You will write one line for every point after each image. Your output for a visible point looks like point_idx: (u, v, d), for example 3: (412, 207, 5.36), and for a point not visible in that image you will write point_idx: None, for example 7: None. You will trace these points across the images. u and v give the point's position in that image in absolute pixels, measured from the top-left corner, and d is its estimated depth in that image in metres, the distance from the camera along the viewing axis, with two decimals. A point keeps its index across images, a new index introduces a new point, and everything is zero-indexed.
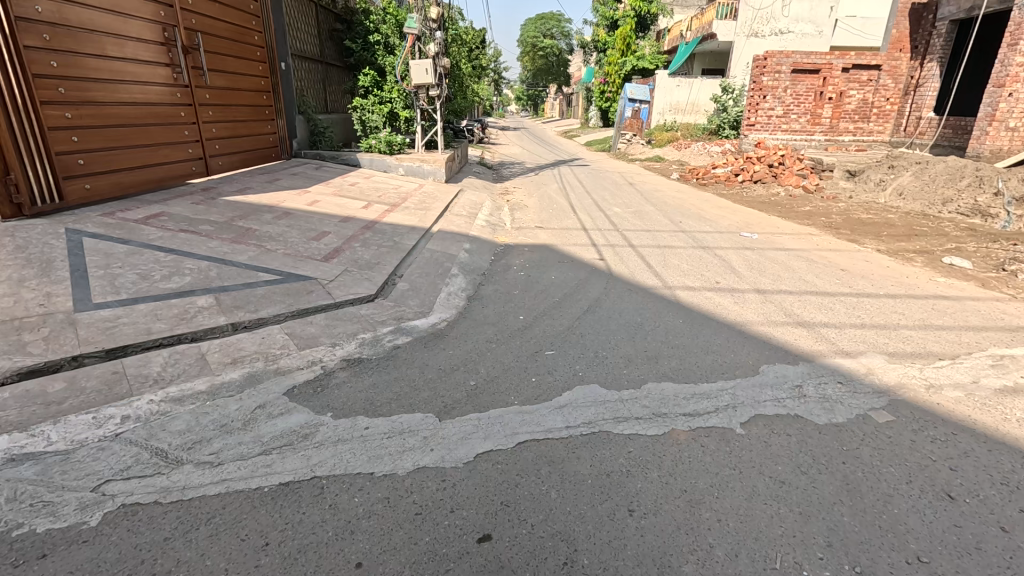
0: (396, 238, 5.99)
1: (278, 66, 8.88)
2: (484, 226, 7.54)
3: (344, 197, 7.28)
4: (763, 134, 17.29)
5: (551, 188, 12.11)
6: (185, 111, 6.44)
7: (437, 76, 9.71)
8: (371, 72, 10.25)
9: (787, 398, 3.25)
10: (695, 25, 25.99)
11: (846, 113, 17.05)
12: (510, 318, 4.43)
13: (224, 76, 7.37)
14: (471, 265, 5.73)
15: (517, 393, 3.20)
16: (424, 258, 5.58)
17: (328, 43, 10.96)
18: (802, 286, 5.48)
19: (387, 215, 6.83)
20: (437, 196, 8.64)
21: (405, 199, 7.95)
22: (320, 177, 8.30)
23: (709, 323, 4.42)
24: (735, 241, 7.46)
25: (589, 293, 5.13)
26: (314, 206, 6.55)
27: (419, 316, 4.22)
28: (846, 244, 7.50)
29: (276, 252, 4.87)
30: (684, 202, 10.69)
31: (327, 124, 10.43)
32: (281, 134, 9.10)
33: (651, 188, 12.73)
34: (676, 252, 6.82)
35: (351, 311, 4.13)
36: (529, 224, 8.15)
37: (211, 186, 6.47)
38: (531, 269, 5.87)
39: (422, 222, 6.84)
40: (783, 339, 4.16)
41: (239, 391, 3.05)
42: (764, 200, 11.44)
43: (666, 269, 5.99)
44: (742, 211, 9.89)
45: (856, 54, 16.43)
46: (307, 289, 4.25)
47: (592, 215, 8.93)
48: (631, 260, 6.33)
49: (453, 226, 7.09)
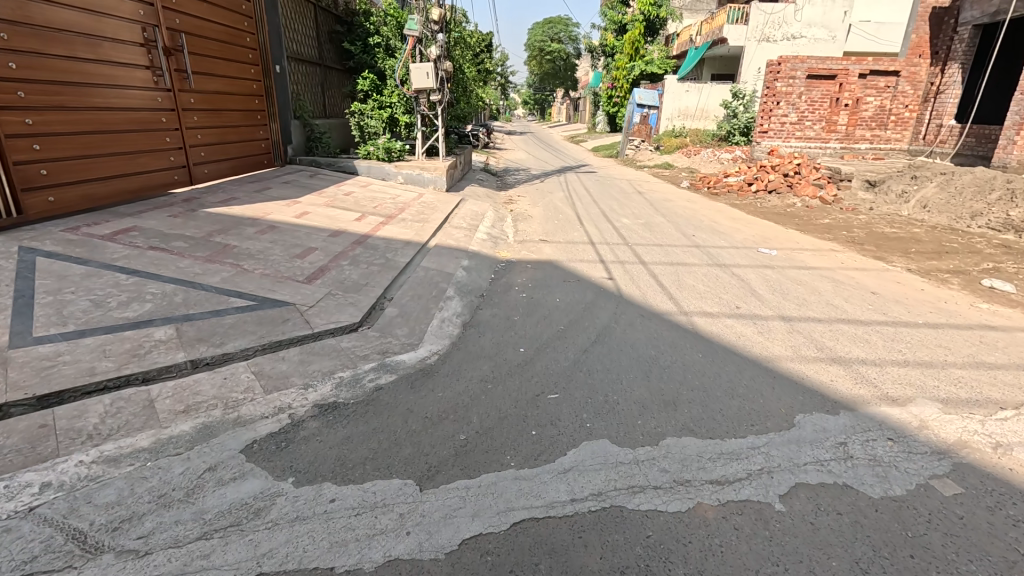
0: (388, 254, 5.56)
1: (272, 69, 8.50)
2: (485, 239, 7.10)
3: (336, 209, 6.87)
4: (776, 141, 16.79)
5: (557, 196, 11.66)
6: (166, 116, 6.06)
7: (438, 80, 9.31)
8: (370, 76, 9.83)
9: (831, 461, 2.77)
10: (706, 29, 25.45)
11: (862, 121, 16.52)
12: (510, 349, 3.98)
13: (212, 79, 6.99)
14: (469, 285, 5.29)
15: (514, 452, 2.74)
16: (418, 277, 5.14)
17: (328, 45, 10.59)
18: (831, 312, 4.99)
19: (381, 228, 6.40)
20: (437, 206, 8.23)
21: (402, 210, 7.52)
22: (314, 185, 7.90)
23: (733, 359, 3.94)
24: (753, 258, 6.99)
25: (598, 319, 4.66)
26: (302, 218, 6.14)
27: (406, 349, 3.77)
28: (872, 262, 7.00)
29: (253, 272, 4.45)
30: (696, 213, 10.21)
31: (325, 130, 10.05)
32: (274, 140, 8.71)
33: (661, 197, 12.26)
34: (691, 270, 6.34)
35: (330, 343, 3.69)
36: (533, 237, 7.71)
37: (194, 197, 6.07)
38: (534, 289, 5.41)
39: (419, 235, 6.41)
40: (817, 380, 3.67)
41: (187, 448, 2.61)
42: (780, 211, 10.96)
43: (681, 290, 5.51)
44: (757, 223, 9.41)
45: (873, 60, 15.88)
46: (283, 318, 3.82)
47: (600, 227, 8.48)
48: (642, 280, 5.85)
49: (451, 240, 6.66)
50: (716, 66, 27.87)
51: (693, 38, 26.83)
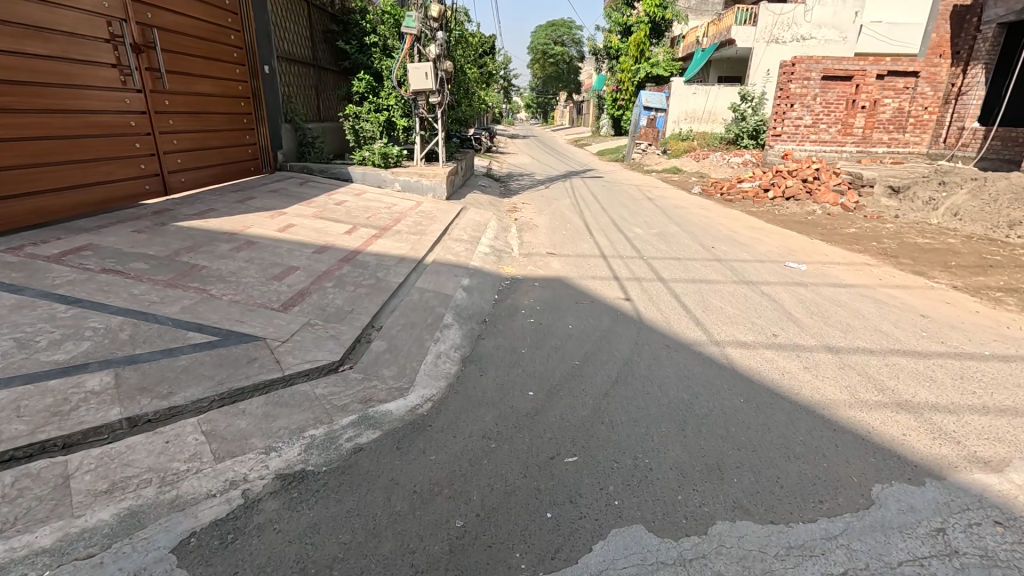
0: (380, 273, 4.97)
1: (260, 68, 7.95)
2: (488, 253, 6.52)
3: (325, 220, 6.29)
4: (789, 145, 16.20)
5: (563, 203, 11.07)
6: (136, 120, 5.50)
7: (437, 80, 8.74)
8: (367, 77, 9.24)
9: (932, 559, 2.16)
10: (713, 31, 24.90)
11: (879, 123, 15.92)
12: (517, 393, 3.38)
13: (190, 78, 6.45)
14: (470, 309, 4.69)
15: (525, 548, 2.14)
16: (412, 301, 4.55)
17: (322, 45, 10.05)
18: (882, 341, 4.38)
19: (373, 242, 5.82)
20: (436, 215, 7.64)
21: (398, 220, 6.95)
22: (303, 194, 7.33)
23: (781, 405, 3.33)
24: (781, 274, 6.38)
25: (618, 350, 4.05)
26: (286, 232, 5.56)
27: (394, 396, 3.17)
28: (912, 278, 6.38)
29: (221, 298, 3.86)
30: (712, 222, 9.60)
31: (318, 134, 9.48)
32: (262, 145, 8.15)
33: (673, 204, 11.66)
34: (715, 289, 5.73)
35: (303, 390, 3.09)
36: (539, 249, 7.12)
37: (167, 208, 5.50)
38: (544, 313, 4.80)
39: (415, 250, 5.83)
40: (888, 435, 3.05)
41: (102, 547, 1.99)
42: (800, 219, 10.36)
43: (709, 314, 4.89)
44: (779, 233, 8.81)
45: (892, 60, 15.28)
46: (249, 357, 3.23)
47: (611, 238, 7.89)
48: (664, 301, 5.24)
49: (451, 254, 6.07)
50: (723, 68, 27.28)
51: (700, 39, 26.27)
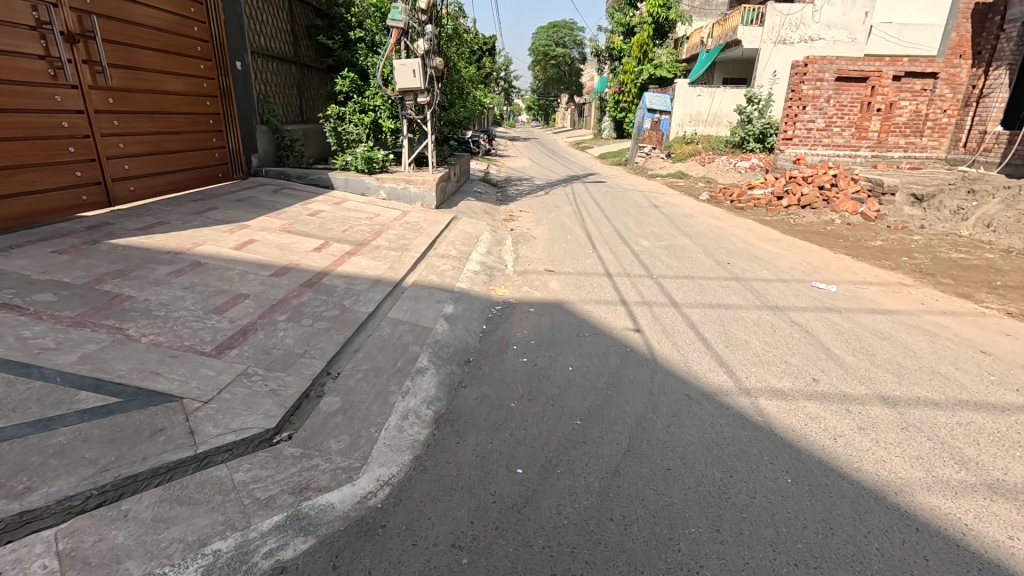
0: (347, 301, 4.23)
1: (230, 64, 7.23)
2: (478, 272, 5.78)
3: (294, 235, 5.56)
4: (801, 149, 15.37)
5: (564, 211, 10.34)
6: (70, 120, 4.78)
7: (426, 78, 8.02)
8: (351, 75, 8.55)
9: None
10: (718, 31, 24.18)
11: (895, 127, 15.19)
12: (502, 471, 2.63)
13: (141, 74, 5.74)
14: (451, 345, 3.96)
15: None
16: (381, 338, 3.81)
17: (305, 41, 9.35)
18: (948, 390, 3.63)
19: (345, 262, 5.09)
20: (423, 227, 6.91)
21: (379, 233, 6.22)
22: (275, 203, 6.61)
23: (842, 490, 2.58)
24: (809, 297, 5.63)
25: (629, 404, 3.30)
26: (244, 250, 4.83)
27: (339, 482, 2.42)
28: (957, 302, 5.63)
29: (139, 339, 3.13)
30: (725, 233, 8.85)
31: (298, 137, 8.74)
32: (233, 149, 7.42)
33: (681, 212, 10.93)
34: (737, 316, 4.99)
35: (216, 477, 2.34)
36: (537, 265, 6.40)
37: (106, 222, 4.78)
38: (538, 350, 4.05)
39: (393, 270, 5.10)
40: (990, 540, 2.29)
41: None
42: (818, 229, 9.63)
43: (735, 353, 4.14)
44: (799, 247, 8.05)
45: (910, 61, 14.54)
46: (152, 429, 2.48)
47: (616, 252, 7.17)
48: (680, 334, 4.50)
49: (435, 274, 5.34)
50: (728, 70, 26.53)
51: (704, 40, 25.51)
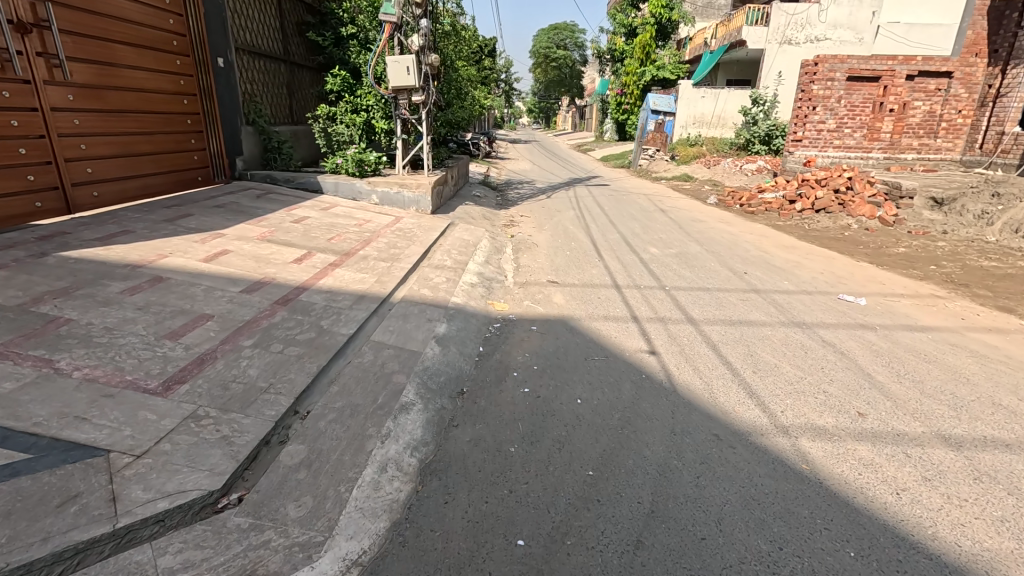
0: (325, 322, 3.74)
1: (211, 60, 6.77)
2: (476, 284, 5.30)
3: (274, 244, 5.08)
4: (811, 151, 14.82)
5: (567, 215, 9.89)
6: (22, 119, 4.33)
7: (421, 76, 7.55)
8: (342, 73, 8.07)
9: None
10: (721, 32, 23.79)
11: (908, 128, 14.72)
12: (499, 544, 2.13)
13: (111, 69, 5.34)
14: (442, 373, 3.46)
15: None
16: (363, 366, 3.33)
17: (295, 38, 8.89)
18: (1018, 428, 3.13)
19: (328, 275, 4.60)
20: (416, 234, 6.43)
21: (368, 242, 5.74)
22: (257, 209, 6.14)
23: (919, 569, 2.08)
24: (838, 311, 5.15)
25: (649, 448, 2.81)
26: (214, 262, 4.35)
27: (293, 566, 1.92)
28: (1001, 317, 5.13)
29: (70, 374, 2.64)
30: (737, 239, 8.38)
31: (287, 139, 8.28)
32: (215, 151, 6.96)
33: (689, 217, 10.45)
34: (762, 334, 4.51)
35: (135, 564, 1.85)
36: (539, 276, 5.92)
37: (61, 232, 4.30)
38: (541, 378, 3.56)
39: (381, 284, 4.62)
40: None
41: None
42: (835, 235, 9.15)
43: (766, 380, 3.65)
44: (817, 254, 7.56)
45: (923, 60, 14.08)
46: (63, 496, 1.98)
47: (624, 260, 6.69)
48: (701, 357, 4.00)
49: (428, 288, 4.85)
50: (732, 71, 26.12)
51: (708, 41, 25.10)
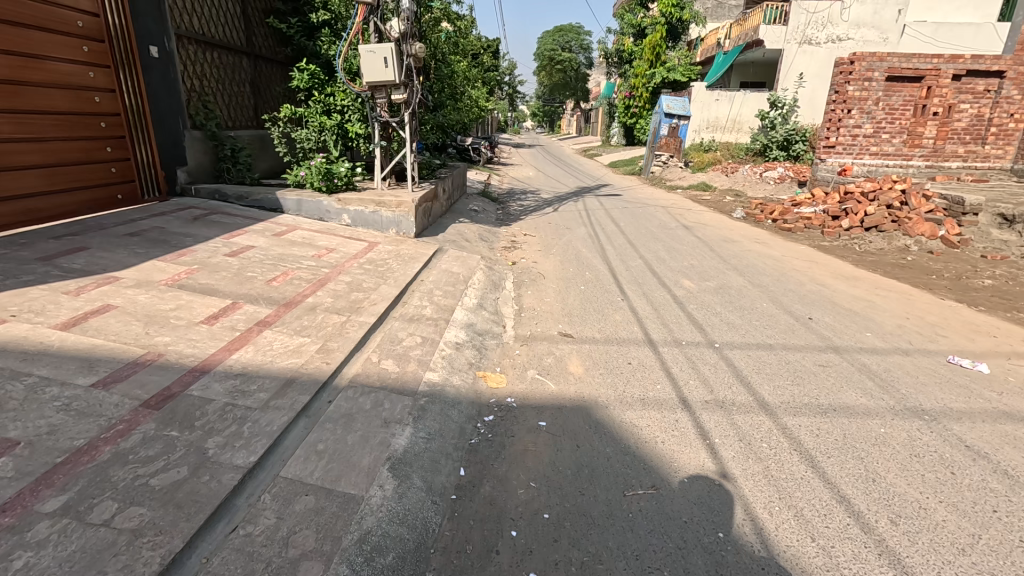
0: (211, 445, 2.34)
1: (139, 48, 5.45)
2: (463, 345, 3.92)
3: (188, 291, 3.73)
4: (846, 158, 13.41)
5: (578, 234, 8.52)
6: None
7: (402, 69, 6.19)
8: (310, 67, 6.70)
9: None
10: (735, 31, 22.37)
11: (954, 133, 13.29)
12: None
13: (30, 61, 4.46)
14: (392, 546, 2.06)
15: None
16: (249, 548, 1.92)
17: (260, 27, 7.57)
18: None
19: (249, 344, 3.24)
20: (393, 268, 5.08)
21: (324, 282, 4.38)
22: (186, 237, 4.79)
23: None
24: (961, 387, 3.73)
25: None
26: (78, 329, 2.98)
27: None
28: None
29: None
30: (785, 266, 6.98)
31: (246, 145, 6.91)
32: (144, 161, 5.61)
33: (719, 235, 9.06)
34: (874, 434, 3.11)
35: None
36: (548, 326, 4.54)
37: None
38: (558, 545, 2.16)
39: (324, 358, 3.24)
40: None
41: None
42: (897, 261, 7.73)
43: (923, 549, 2.22)
44: (890, 289, 6.15)
45: (973, 58, 12.63)
46: None
47: (654, 301, 5.31)
48: (801, 489, 2.59)
49: (394, 356, 3.47)
50: (747, 74, 24.75)
51: (721, 41, 23.72)
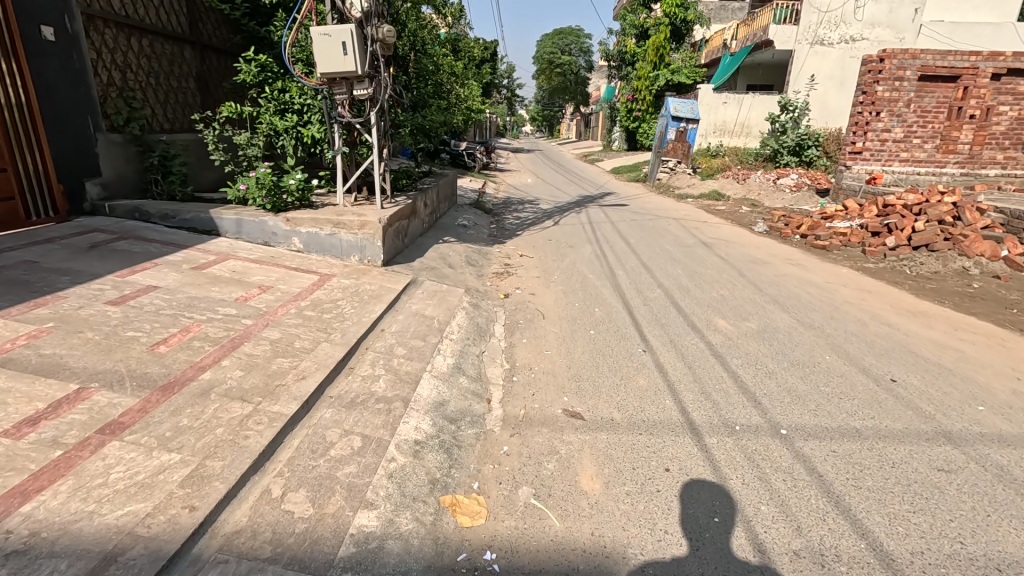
0: None
1: (22, 29, 4.24)
2: (423, 445, 2.68)
3: (15, 370, 2.50)
4: (874, 165, 12.25)
5: (582, 254, 7.32)
6: None
7: (365, 59, 4.99)
8: (258, 57, 5.51)
9: None
10: (744, 31, 21.11)
11: (991, 138, 12.12)
12: None
13: None
14: None
15: None
16: None
17: (205, 11, 6.36)
18: None
19: (69, 477, 2.00)
20: (345, 313, 3.86)
21: (238, 344, 3.16)
22: (65, 275, 3.58)
23: None
24: None
25: None
26: None
27: None
28: None
29: None
30: (834, 298, 5.78)
31: (180, 151, 5.69)
32: (30, 171, 4.40)
33: (743, 253, 7.88)
34: None
35: None
36: (547, 399, 3.33)
37: None
38: None
39: (188, 498, 2.00)
40: None
41: None
42: (961, 289, 6.52)
43: None
44: (974, 331, 4.94)
45: (1015, 55, 11.39)
46: None
47: (683, 354, 4.10)
48: None
49: (310, 483, 2.25)
50: (755, 76, 23.62)
51: (728, 42, 22.53)
